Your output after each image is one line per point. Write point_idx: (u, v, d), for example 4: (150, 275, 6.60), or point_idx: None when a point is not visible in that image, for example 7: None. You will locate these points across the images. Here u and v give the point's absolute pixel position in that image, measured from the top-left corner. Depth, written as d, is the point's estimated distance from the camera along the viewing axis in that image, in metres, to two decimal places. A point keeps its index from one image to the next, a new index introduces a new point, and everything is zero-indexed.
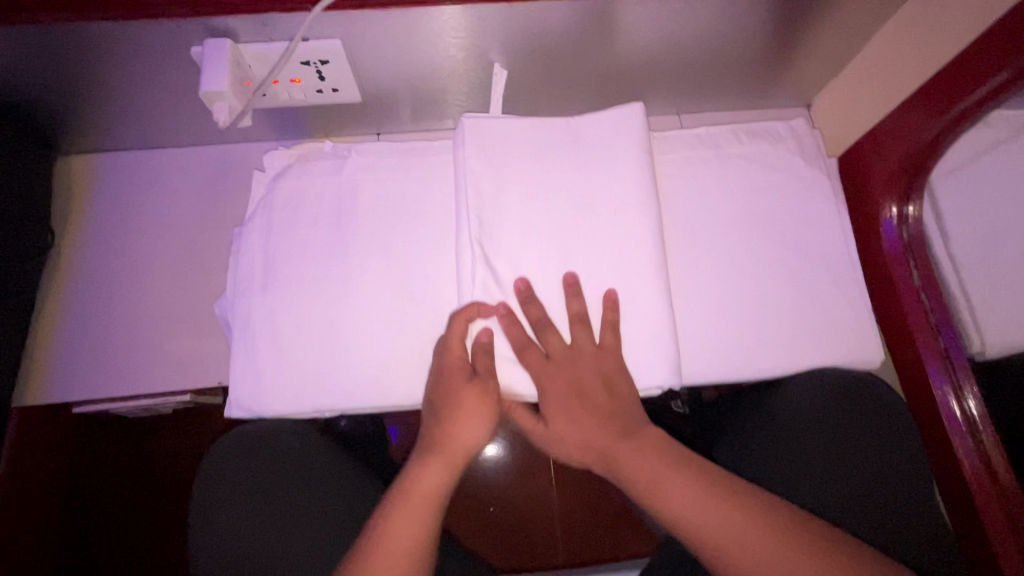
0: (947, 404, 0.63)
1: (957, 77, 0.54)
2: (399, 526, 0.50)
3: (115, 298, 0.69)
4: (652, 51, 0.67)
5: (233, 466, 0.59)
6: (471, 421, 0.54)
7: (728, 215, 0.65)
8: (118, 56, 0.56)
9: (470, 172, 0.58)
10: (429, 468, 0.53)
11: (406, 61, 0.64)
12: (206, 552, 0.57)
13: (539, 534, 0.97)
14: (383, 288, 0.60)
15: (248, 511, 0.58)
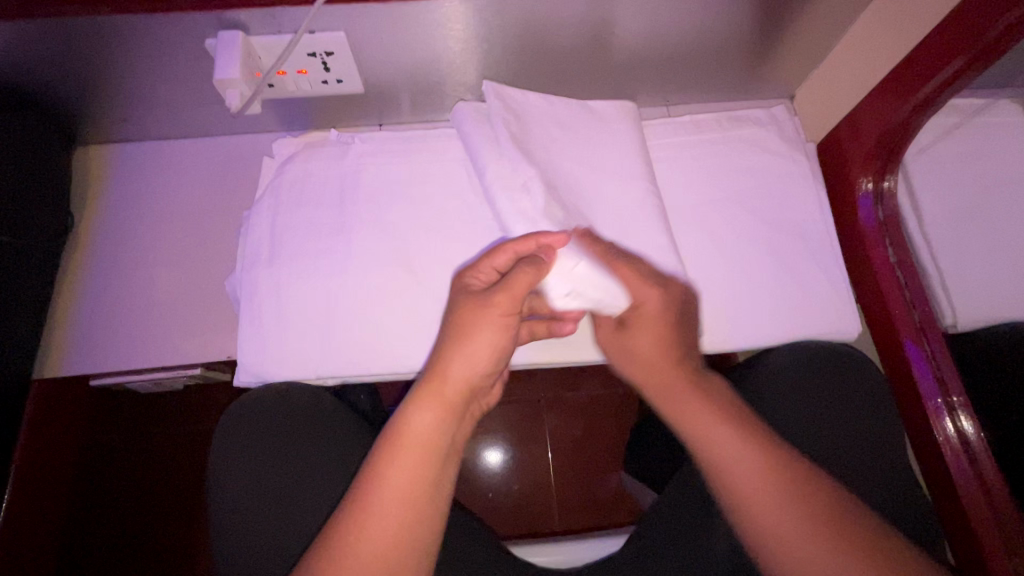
0: (932, 390, 0.63)
1: (921, 63, 0.58)
2: (398, 471, 0.48)
3: (129, 279, 0.72)
4: (640, 44, 0.70)
5: (241, 427, 0.63)
6: (479, 355, 0.51)
7: (712, 195, 0.68)
8: (138, 49, 0.60)
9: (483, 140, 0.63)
10: (429, 407, 0.50)
11: (406, 53, 0.68)
12: (219, 501, 0.60)
13: (538, 506, 1.00)
14: (384, 264, 0.64)
15: (255, 468, 0.61)
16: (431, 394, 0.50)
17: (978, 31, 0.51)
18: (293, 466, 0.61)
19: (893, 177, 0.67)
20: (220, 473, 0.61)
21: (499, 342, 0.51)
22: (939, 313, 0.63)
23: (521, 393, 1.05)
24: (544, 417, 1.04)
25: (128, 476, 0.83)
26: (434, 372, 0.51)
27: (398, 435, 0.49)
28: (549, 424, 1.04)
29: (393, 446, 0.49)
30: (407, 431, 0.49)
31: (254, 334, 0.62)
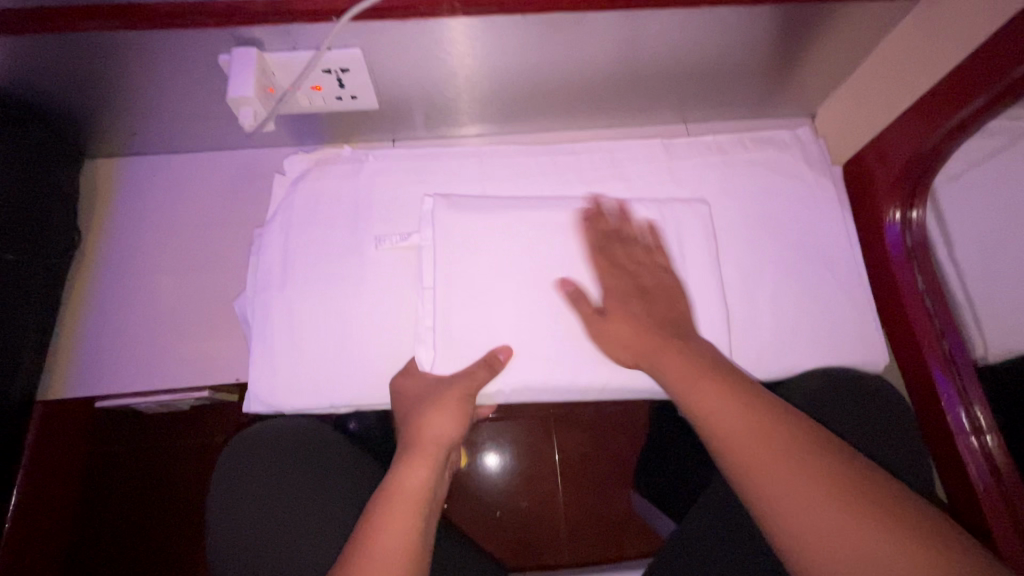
0: (963, 434, 0.62)
1: (956, 88, 0.56)
2: (391, 523, 0.49)
3: (138, 296, 0.71)
4: (661, 61, 0.69)
5: (247, 461, 0.61)
6: (443, 423, 0.55)
7: (735, 219, 0.66)
8: (148, 64, 0.59)
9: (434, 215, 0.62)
10: (416, 463, 0.53)
11: (421, 70, 0.66)
12: (222, 543, 0.58)
13: (545, 534, 0.98)
14: (399, 288, 0.62)
15: (261, 504, 0.59)
16: (412, 451, 0.54)
17: (1010, 59, 0.50)
18: (304, 496, 0.60)
19: (921, 204, 0.65)
20: (224, 507, 0.60)
21: (462, 413, 0.56)
22: (970, 343, 0.62)
23: (530, 412, 1.03)
24: (554, 437, 1.02)
25: (132, 497, 0.81)
26: (411, 437, 0.55)
27: (389, 488, 0.52)
28: (558, 444, 1.02)
29: (384, 494, 0.51)
30: (396, 482, 0.52)
31: (264, 358, 0.60)
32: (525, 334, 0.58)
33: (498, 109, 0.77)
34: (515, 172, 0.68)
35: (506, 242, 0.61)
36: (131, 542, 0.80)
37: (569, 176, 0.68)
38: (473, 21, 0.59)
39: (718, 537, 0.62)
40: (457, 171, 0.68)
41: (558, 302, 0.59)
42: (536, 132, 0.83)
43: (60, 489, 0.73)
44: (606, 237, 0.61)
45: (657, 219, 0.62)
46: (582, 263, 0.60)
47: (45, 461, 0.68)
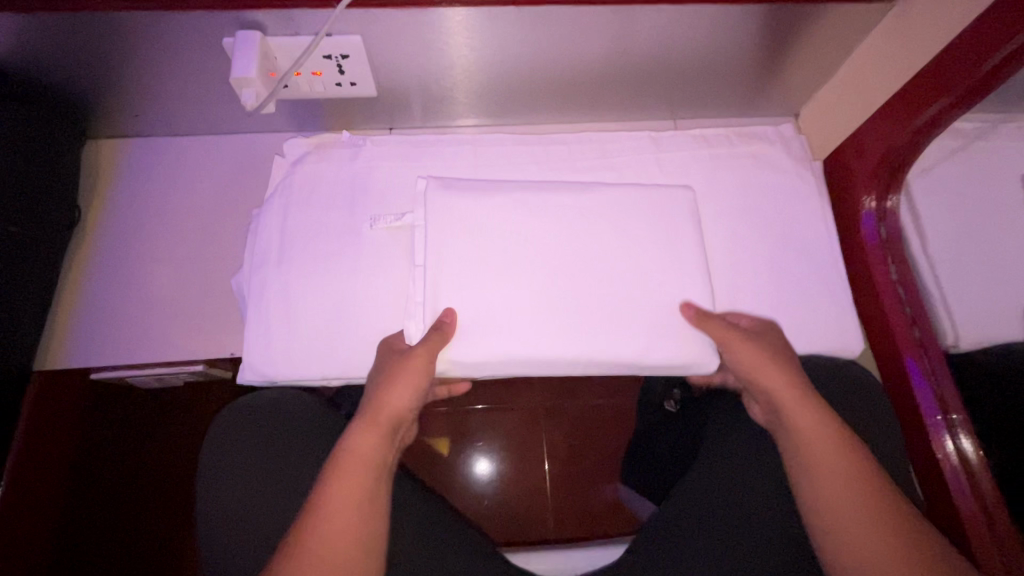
0: (932, 413, 0.65)
1: (928, 85, 0.59)
2: (338, 487, 0.51)
3: (136, 273, 0.72)
4: (652, 57, 0.71)
5: (241, 431, 0.63)
6: (398, 396, 0.56)
7: (719, 209, 0.69)
8: (154, 45, 0.61)
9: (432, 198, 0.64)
10: (367, 430, 0.54)
11: (419, 59, 0.68)
12: (214, 509, 0.59)
13: (532, 519, 0.99)
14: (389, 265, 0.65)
15: (254, 473, 0.61)
16: (365, 422, 0.55)
17: (979, 55, 0.53)
18: (285, 465, 0.61)
19: (897, 195, 0.68)
20: (208, 475, 0.61)
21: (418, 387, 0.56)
22: (941, 332, 0.65)
23: (519, 402, 1.05)
24: (542, 426, 1.04)
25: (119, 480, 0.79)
26: (366, 408, 0.56)
27: (339, 457, 0.53)
28: (547, 433, 1.03)
29: (334, 464, 0.52)
30: (346, 451, 0.53)
31: (260, 332, 0.62)
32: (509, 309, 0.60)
33: (493, 101, 0.79)
34: (508, 160, 0.70)
35: (497, 224, 0.63)
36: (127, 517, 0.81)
37: (560, 165, 0.70)
38: (469, 12, 0.61)
39: (698, 512, 0.64)
40: (452, 158, 0.70)
41: (542, 279, 0.61)
42: (530, 124, 0.85)
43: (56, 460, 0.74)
44: (591, 220, 0.64)
45: (642, 205, 0.65)
46: (565, 243, 0.63)
47: (40, 432, 0.69)
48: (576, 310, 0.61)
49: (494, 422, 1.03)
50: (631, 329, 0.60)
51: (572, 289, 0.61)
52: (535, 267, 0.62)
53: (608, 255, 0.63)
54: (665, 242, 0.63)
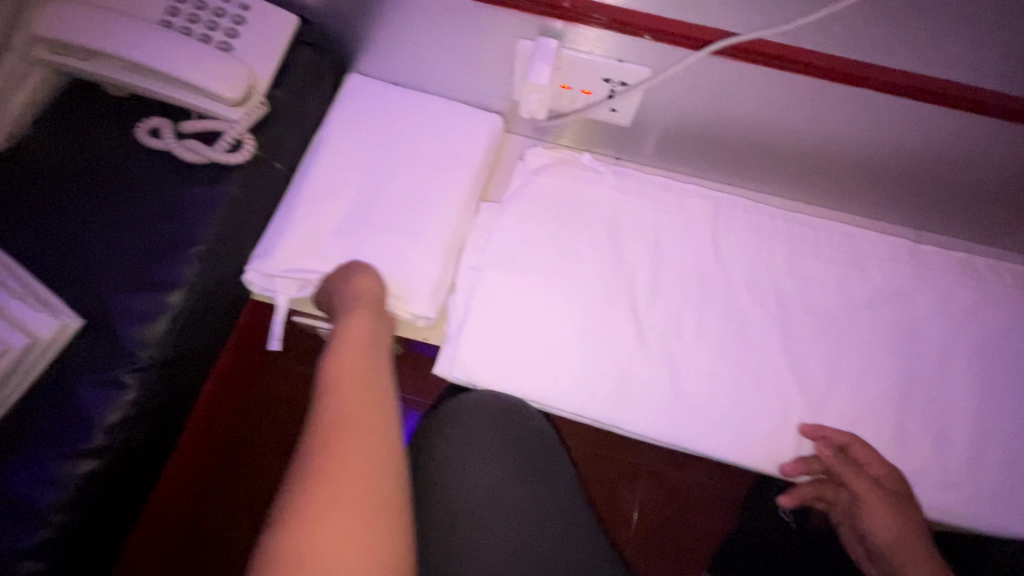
0: None
1: None
2: (349, 399, 0.47)
3: (330, 190, 0.69)
4: (927, 162, 0.65)
5: (473, 420, 0.57)
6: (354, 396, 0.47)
7: (967, 343, 0.61)
8: (451, 26, 0.63)
9: (269, 243, 0.65)
10: (359, 317, 0.56)
11: (692, 102, 0.66)
12: (444, 496, 0.53)
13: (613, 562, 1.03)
14: (278, 264, 0.65)
15: (483, 474, 0.55)
16: (346, 389, 0.48)
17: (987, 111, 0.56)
18: (543, 512, 0.54)
19: None
20: (433, 483, 0.54)
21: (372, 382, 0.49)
22: None
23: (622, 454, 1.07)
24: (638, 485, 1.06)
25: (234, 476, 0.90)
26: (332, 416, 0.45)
27: (331, 423, 0.44)
28: (642, 495, 1.05)
29: (337, 455, 0.42)
30: (336, 431, 0.44)
31: (468, 326, 0.61)
32: (417, 262, 0.67)
33: (730, 160, 0.75)
34: (745, 227, 0.66)
35: (295, 182, 0.69)
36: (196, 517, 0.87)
37: (803, 247, 0.65)
38: (772, 74, 0.57)
39: None
40: (380, 98, 0.74)
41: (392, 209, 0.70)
42: (751, 191, 0.79)
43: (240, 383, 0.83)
44: (419, 154, 0.72)
45: (377, 120, 0.73)
46: (371, 173, 0.71)
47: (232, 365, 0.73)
48: (428, 190, 0.71)
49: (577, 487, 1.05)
50: (457, 182, 0.71)
51: (443, 210, 0.70)
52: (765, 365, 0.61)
53: (433, 179, 0.71)
54: (444, 149, 0.73)
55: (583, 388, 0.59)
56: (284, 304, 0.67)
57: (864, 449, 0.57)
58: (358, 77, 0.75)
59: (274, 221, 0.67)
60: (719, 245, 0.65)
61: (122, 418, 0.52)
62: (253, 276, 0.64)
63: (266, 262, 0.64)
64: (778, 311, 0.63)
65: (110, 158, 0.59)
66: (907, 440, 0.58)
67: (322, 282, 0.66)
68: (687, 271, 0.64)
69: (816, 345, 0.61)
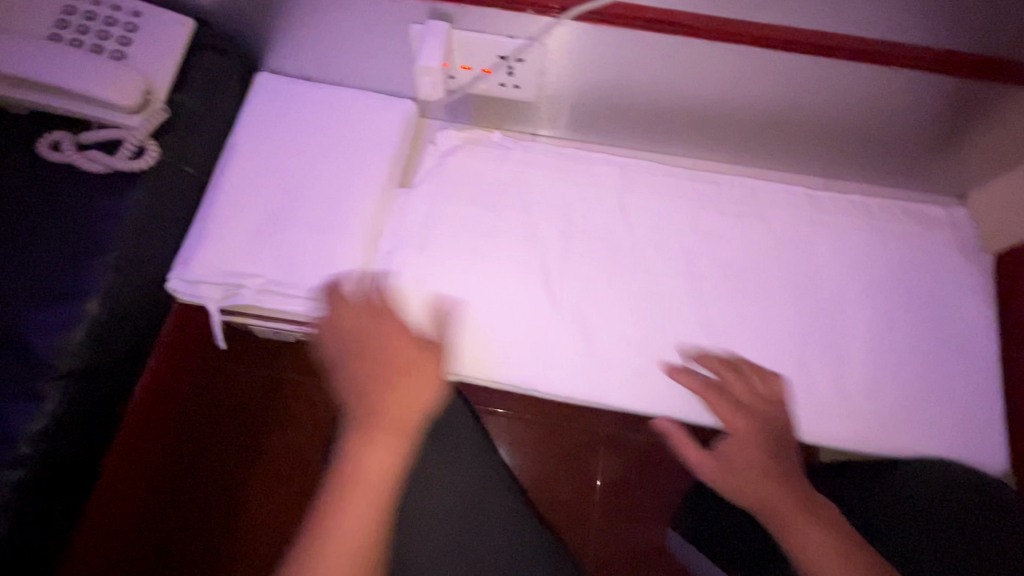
0: None
1: None
2: (374, 455, 0.43)
3: (246, 190, 0.68)
4: (820, 111, 0.68)
5: None
6: (356, 515, 0.41)
7: (864, 279, 0.65)
8: (346, 17, 0.64)
9: (189, 252, 0.65)
10: (424, 379, 0.47)
11: (589, 73, 0.68)
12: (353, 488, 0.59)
13: (579, 531, 1.06)
14: (200, 270, 0.64)
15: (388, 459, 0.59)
16: (370, 454, 0.43)
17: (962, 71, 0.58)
18: (449, 492, 0.59)
19: None
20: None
21: (380, 499, 0.42)
22: None
23: (579, 426, 1.11)
24: (599, 455, 1.10)
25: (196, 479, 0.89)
26: (338, 505, 0.42)
27: (351, 475, 0.43)
28: (603, 463, 1.09)
29: (330, 521, 0.41)
30: (354, 490, 0.42)
31: (389, 309, 0.63)
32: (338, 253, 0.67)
33: (642, 128, 0.77)
34: (652, 189, 0.68)
35: (211, 188, 0.69)
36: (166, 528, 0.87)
37: (708, 204, 0.68)
38: (655, 37, 0.61)
39: None
40: (291, 94, 0.74)
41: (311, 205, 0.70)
42: (668, 156, 0.81)
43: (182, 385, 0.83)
44: (335, 146, 0.72)
45: (288, 117, 0.73)
46: (287, 169, 0.71)
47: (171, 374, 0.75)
48: (347, 182, 0.71)
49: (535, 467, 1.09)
50: (375, 170, 0.72)
51: (361, 199, 0.70)
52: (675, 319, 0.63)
53: (350, 170, 0.71)
54: (360, 141, 0.73)
55: (507, 361, 0.62)
56: (216, 310, 0.65)
57: (742, 383, 0.56)
58: (266, 77, 0.75)
59: (193, 229, 0.66)
60: (627, 209, 0.67)
61: (44, 426, 0.53)
62: (178, 287, 0.64)
63: (187, 270, 0.64)
64: (687, 267, 0.65)
65: (12, 174, 0.60)
66: (810, 377, 0.62)
67: (248, 285, 0.65)
68: (597, 238, 0.66)
69: (722, 297, 0.64)
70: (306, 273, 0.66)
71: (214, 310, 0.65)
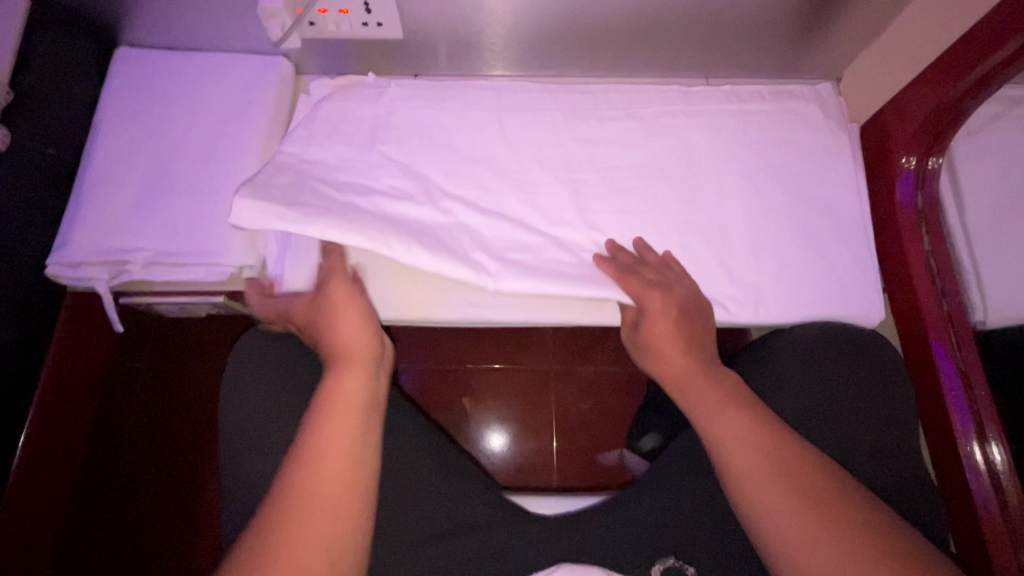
0: (959, 412, 0.61)
1: (971, 48, 0.56)
2: (332, 427, 0.48)
3: (116, 169, 0.67)
4: (685, 9, 0.68)
5: (254, 356, 0.64)
6: (340, 430, 0.48)
7: (741, 163, 0.67)
8: None
9: (64, 238, 0.64)
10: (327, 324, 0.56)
11: (447, 1, 0.66)
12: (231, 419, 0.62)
13: (539, 467, 1.09)
14: (78, 253, 0.63)
15: (261, 390, 0.62)
16: (330, 417, 0.49)
17: None
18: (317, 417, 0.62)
19: (940, 157, 0.63)
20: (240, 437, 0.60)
21: (360, 417, 0.50)
22: (971, 306, 0.61)
23: (527, 364, 1.14)
24: (551, 388, 1.13)
25: (137, 451, 0.94)
26: (325, 432, 0.48)
27: (310, 446, 0.47)
28: (555, 394, 1.12)
29: (296, 504, 0.44)
30: (312, 444, 0.47)
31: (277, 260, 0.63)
32: (220, 214, 0.65)
33: (519, 52, 0.76)
34: (529, 110, 0.69)
35: (80, 174, 0.67)
36: (115, 501, 0.92)
37: (585, 114, 0.69)
38: None
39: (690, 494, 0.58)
40: (150, 64, 0.71)
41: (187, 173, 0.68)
42: (556, 77, 0.81)
43: (93, 369, 0.86)
44: (202, 110, 0.70)
45: (150, 87, 0.70)
46: (156, 141, 0.68)
47: (73, 352, 0.77)
48: (221, 144, 0.68)
49: (488, 411, 1.11)
50: (250, 127, 0.69)
51: (239, 160, 0.68)
52: (563, 229, 0.65)
53: (223, 132, 0.69)
54: (229, 101, 0.70)
55: (410, 283, 0.61)
56: (106, 291, 0.65)
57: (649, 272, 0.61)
58: (122, 49, 0.71)
59: (67, 216, 0.65)
60: (506, 132, 0.68)
61: None
62: (58, 272, 0.63)
63: (65, 256, 0.63)
64: (571, 180, 0.66)
65: None
66: (695, 263, 0.64)
67: (129, 261, 0.64)
68: (479, 163, 0.67)
69: (607, 201, 0.66)
70: (188, 240, 0.64)
71: (104, 290, 0.65)
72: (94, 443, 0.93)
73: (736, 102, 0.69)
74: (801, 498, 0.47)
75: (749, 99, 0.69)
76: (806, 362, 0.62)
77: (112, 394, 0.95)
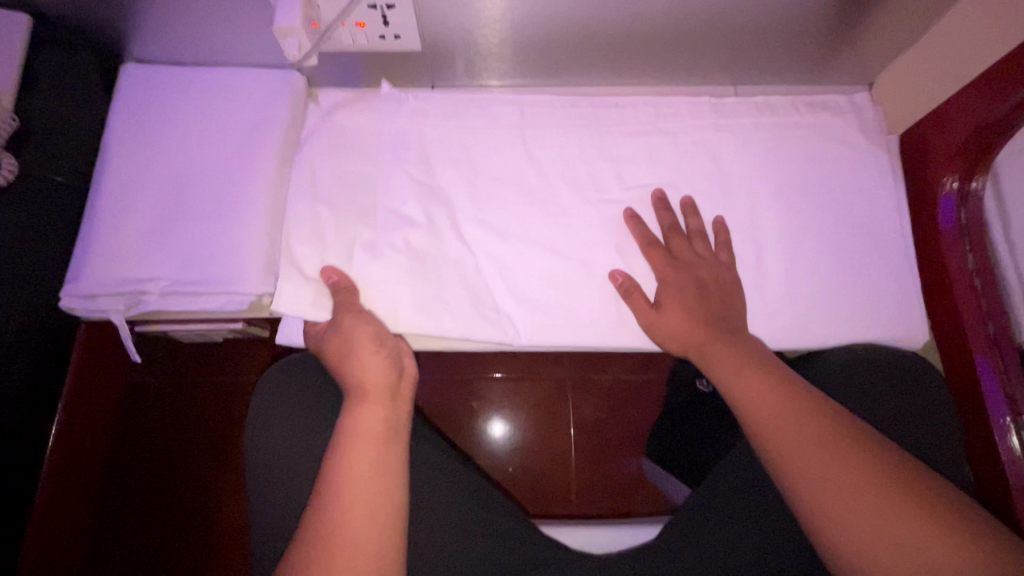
0: (1006, 438, 0.58)
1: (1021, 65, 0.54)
2: (360, 462, 0.50)
3: (127, 195, 0.64)
4: (717, 17, 0.64)
5: (275, 394, 0.62)
6: (366, 462, 0.50)
7: (776, 178, 0.64)
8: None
9: (77, 270, 0.62)
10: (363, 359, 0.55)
11: (469, 12, 0.63)
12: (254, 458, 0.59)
13: (556, 484, 1.07)
14: (91, 286, 0.61)
15: (283, 429, 0.60)
16: (356, 453, 0.50)
17: None
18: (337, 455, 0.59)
19: (982, 177, 0.61)
20: (264, 477, 0.58)
21: (384, 447, 0.51)
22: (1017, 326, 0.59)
23: (543, 372, 1.13)
24: (569, 396, 1.11)
25: (151, 475, 0.92)
26: (340, 483, 0.49)
27: (338, 483, 0.49)
28: (573, 404, 1.11)
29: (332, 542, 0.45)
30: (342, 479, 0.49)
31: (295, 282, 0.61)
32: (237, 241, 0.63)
33: (541, 60, 0.73)
34: (554, 125, 0.66)
35: (90, 201, 0.64)
36: (132, 527, 0.91)
37: (612, 130, 0.66)
38: None
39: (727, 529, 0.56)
40: (157, 83, 0.68)
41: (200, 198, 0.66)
42: (577, 85, 0.78)
43: (109, 394, 0.84)
44: (213, 130, 0.67)
45: (159, 108, 0.67)
46: (167, 165, 0.66)
47: (89, 380, 0.75)
48: (235, 167, 0.66)
49: (502, 417, 1.10)
50: (265, 147, 0.67)
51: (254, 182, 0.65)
52: (592, 251, 0.63)
53: (236, 153, 0.66)
54: (242, 120, 0.68)
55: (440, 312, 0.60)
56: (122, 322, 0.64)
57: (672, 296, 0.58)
58: (127, 67, 0.68)
59: (79, 246, 0.63)
60: (531, 149, 0.65)
61: None
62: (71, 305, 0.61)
63: (79, 288, 0.61)
64: (600, 199, 0.64)
65: None
66: None
67: (146, 293, 0.62)
68: (504, 182, 0.64)
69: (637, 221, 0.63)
70: (205, 269, 0.62)
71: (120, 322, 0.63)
72: (109, 468, 0.92)
73: (769, 114, 0.67)
74: (879, 525, 0.44)
75: (782, 110, 0.67)
76: (847, 381, 0.59)
77: (126, 417, 0.94)
